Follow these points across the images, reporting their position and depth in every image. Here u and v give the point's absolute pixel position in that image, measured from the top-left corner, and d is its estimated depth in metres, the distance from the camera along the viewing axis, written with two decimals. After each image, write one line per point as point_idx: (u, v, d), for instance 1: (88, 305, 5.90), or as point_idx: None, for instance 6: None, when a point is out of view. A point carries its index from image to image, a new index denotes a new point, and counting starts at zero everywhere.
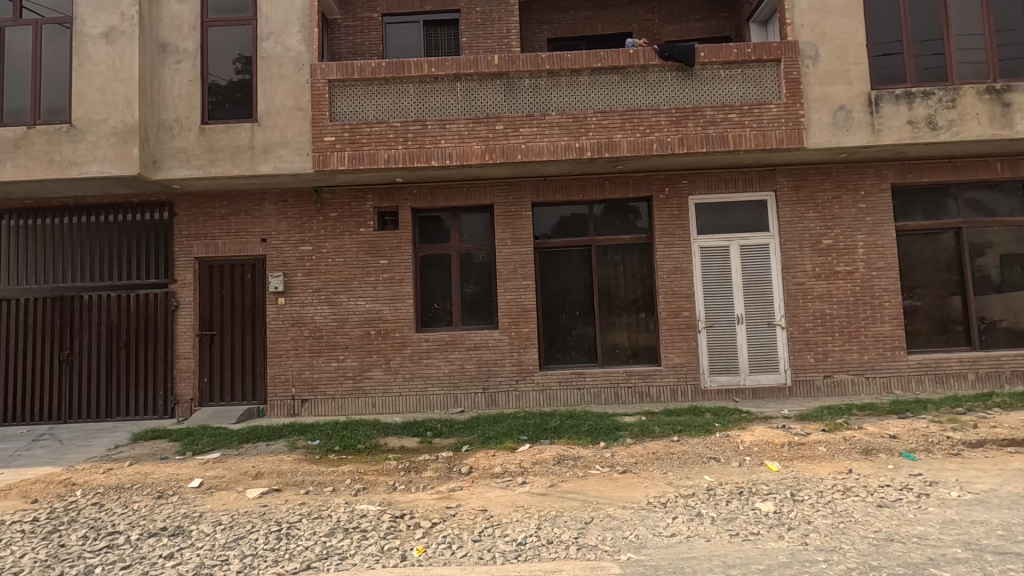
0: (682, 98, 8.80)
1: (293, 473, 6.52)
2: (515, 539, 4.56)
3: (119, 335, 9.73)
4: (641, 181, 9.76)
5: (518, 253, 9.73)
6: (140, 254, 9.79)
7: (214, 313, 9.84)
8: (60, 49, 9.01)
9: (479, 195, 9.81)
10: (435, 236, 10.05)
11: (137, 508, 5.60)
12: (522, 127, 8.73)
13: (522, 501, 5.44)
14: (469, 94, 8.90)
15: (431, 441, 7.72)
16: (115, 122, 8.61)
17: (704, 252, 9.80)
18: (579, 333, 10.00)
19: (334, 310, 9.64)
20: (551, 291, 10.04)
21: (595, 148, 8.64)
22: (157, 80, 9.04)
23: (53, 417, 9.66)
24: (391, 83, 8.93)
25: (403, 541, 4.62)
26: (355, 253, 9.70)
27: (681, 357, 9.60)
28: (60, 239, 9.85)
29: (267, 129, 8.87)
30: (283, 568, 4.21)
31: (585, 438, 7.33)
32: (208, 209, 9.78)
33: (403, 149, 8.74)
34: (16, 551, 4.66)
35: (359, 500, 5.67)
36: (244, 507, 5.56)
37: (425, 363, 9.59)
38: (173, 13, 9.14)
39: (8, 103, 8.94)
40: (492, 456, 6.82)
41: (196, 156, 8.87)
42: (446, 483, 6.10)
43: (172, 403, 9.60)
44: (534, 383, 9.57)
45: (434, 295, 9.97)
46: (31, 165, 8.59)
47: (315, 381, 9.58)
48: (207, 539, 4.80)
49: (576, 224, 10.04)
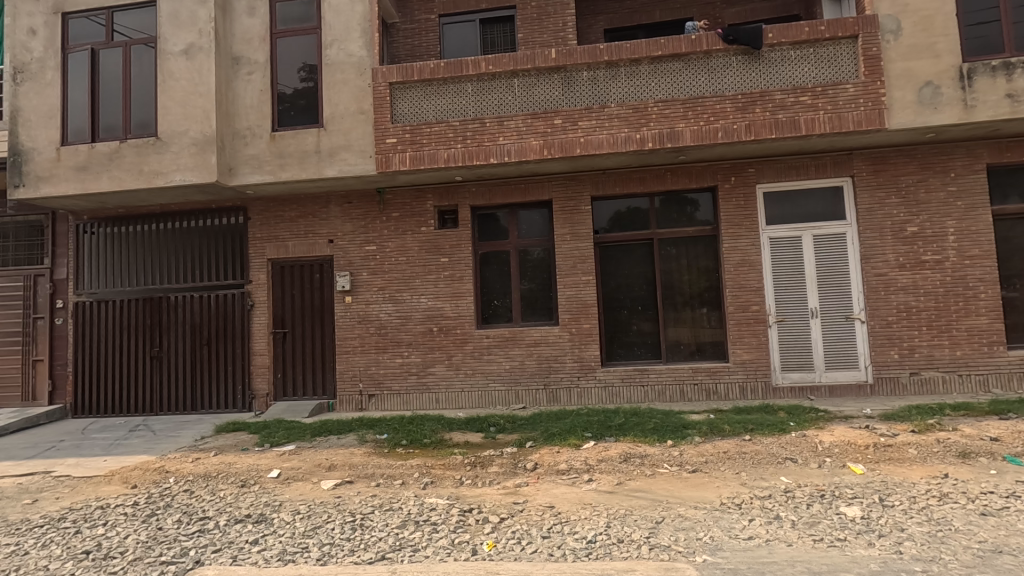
0: (749, 82, 8.42)
1: (364, 466, 6.74)
2: (585, 536, 4.51)
3: (202, 333, 10.37)
4: (705, 171, 9.43)
5: (578, 248, 9.63)
6: (220, 257, 10.39)
7: (286, 312, 10.29)
8: (146, 67, 9.68)
9: (538, 191, 9.77)
10: (494, 233, 10.11)
11: (223, 495, 5.95)
12: (581, 120, 8.61)
13: (589, 499, 5.38)
14: (527, 90, 8.87)
15: (495, 437, 7.78)
16: (195, 132, 9.17)
17: (773, 243, 9.35)
18: (641, 329, 9.78)
19: (398, 307, 9.89)
20: (612, 286, 9.87)
21: (657, 139, 8.41)
22: (232, 91, 9.54)
23: (145, 409, 10.43)
24: (450, 83, 9.04)
25: (473, 536, 4.66)
26: (417, 252, 9.90)
27: (750, 353, 9.22)
28: (149, 244, 10.58)
29: (333, 133, 9.18)
30: (359, 558, 4.33)
31: (651, 436, 7.17)
32: (279, 213, 10.24)
33: (462, 148, 8.82)
34: (121, 532, 5.05)
35: (428, 493, 5.79)
36: (319, 498, 5.79)
37: (487, 360, 9.67)
38: (245, 27, 9.61)
39: (102, 120, 9.69)
40: (557, 453, 6.79)
41: (268, 162, 9.30)
42: (512, 479, 6.12)
43: (250, 397, 10.16)
44: (596, 380, 9.46)
45: (494, 292, 10.02)
46: (123, 176, 9.29)
47: (381, 376, 9.86)
48: (288, 527, 5.03)
49: (636, 217, 9.82)
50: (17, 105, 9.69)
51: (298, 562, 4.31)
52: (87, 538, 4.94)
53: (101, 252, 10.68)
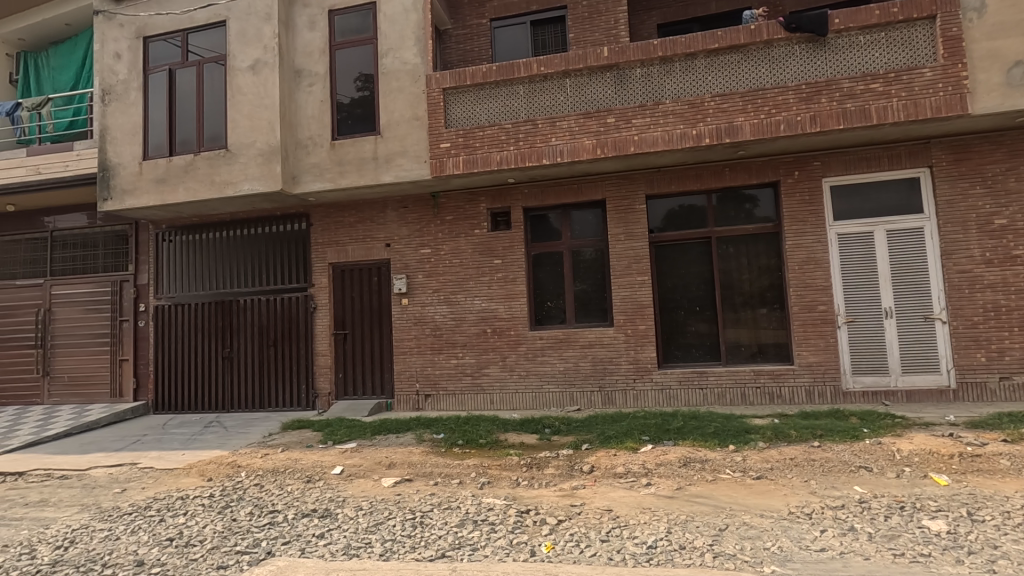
0: (813, 71, 8.05)
1: (422, 465, 6.88)
2: (645, 541, 4.42)
3: (269, 334, 10.87)
4: (766, 166, 9.07)
5: (632, 248, 9.48)
6: (285, 261, 10.89)
7: (346, 314, 10.65)
8: (217, 83, 10.27)
9: (590, 191, 9.68)
10: (547, 234, 10.09)
11: (291, 490, 6.22)
12: (634, 118, 8.48)
13: (649, 503, 5.27)
14: (579, 89, 8.82)
15: (550, 439, 7.75)
16: (261, 143, 9.65)
17: (842, 239, 8.88)
18: (698, 331, 9.51)
19: (452, 309, 10.04)
20: (668, 287, 9.64)
21: (714, 135, 8.16)
22: (294, 103, 9.98)
23: (218, 406, 11.05)
24: (502, 86, 9.10)
25: (531, 537, 4.66)
26: (470, 254, 10.02)
27: (817, 355, 8.78)
28: (220, 250, 11.21)
29: (389, 140, 9.44)
30: (420, 554, 4.41)
31: (712, 440, 6.95)
32: (339, 219, 10.63)
33: (515, 150, 8.86)
34: (199, 521, 5.37)
35: (485, 493, 5.84)
36: (380, 495, 5.94)
37: (540, 361, 9.66)
38: (305, 41, 10.02)
39: (178, 135, 10.34)
40: (614, 456, 6.71)
41: (328, 170, 9.66)
42: (569, 482, 6.08)
43: (313, 396, 10.57)
44: (652, 382, 9.27)
45: (547, 293, 10.00)
46: (197, 187, 9.89)
47: (437, 377, 10.04)
48: (352, 522, 5.20)
49: (693, 215, 9.56)
50: (105, 125, 10.51)
51: (362, 557, 4.43)
52: (170, 526, 5.28)
53: (178, 258, 11.39)
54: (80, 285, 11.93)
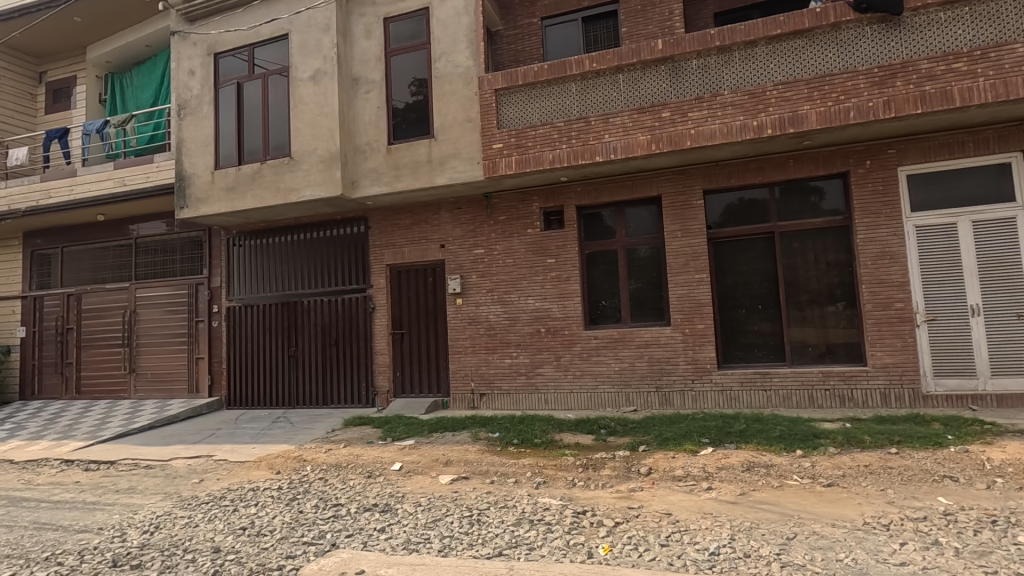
0: (887, 53, 7.55)
1: (478, 463, 6.96)
2: (707, 548, 4.28)
3: (331, 334, 11.29)
4: (834, 156, 8.59)
5: (689, 245, 9.21)
6: (345, 263, 11.29)
7: (402, 314, 10.91)
8: (281, 94, 10.76)
9: (645, 188, 9.48)
10: (600, 232, 9.96)
11: (353, 485, 6.43)
12: (691, 111, 8.23)
13: (709, 508, 5.10)
14: (632, 85, 8.65)
15: (606, 440, 7.65)
16: (322, 151, 10.05)
17: (921, 232, 8.29)
18: (760, 330, 9.12)
19: (506, 309, 10.09)
20: (728, 284, 9.30)
21: (777, 125, 7.80)
22: (352, 110, 10.31)
23: (284, 402, 11.57)
24: (553, 84, 9.06)
25: (588, 538, 4.61)
26: (524, 254, 10.04)
27: (893, 356, 8.24)
28: (284, 253, 11.73)
29: (443, 142, 9.60)
30: (477, 552, 4.46)
31: (777, 444, 6.67)
32: (395, 221, 10.91)
33: (567, 149, 8.80)
34: (269, 512, 5.65)
35: (541, 493, 5.82)
36: (438, 492, 6.06)
37: (595, 361, 9.56)
38: (362, 49, 10.33)
39: (246, 144, 10.90)
40: (672, 458, 6.56)
41: (385, 174, 9.93)
42: (626, 483, 5.98)
43: (372, 393, 10.90)
44: (712, 383, 8.98)
45: (602, 292, 9.87)
46: (264, 194, 10.40)
47: (491, 376, 10.13)
48: (411, 517, 5.32)
49: (754, 209, 9.19)
50: (181, 137, 11.23)
51: (421, 552, 4.52)
52: (243, 516, 5.58)
53: (247, 262, 12.03)
54: (160, 288, 12.79)
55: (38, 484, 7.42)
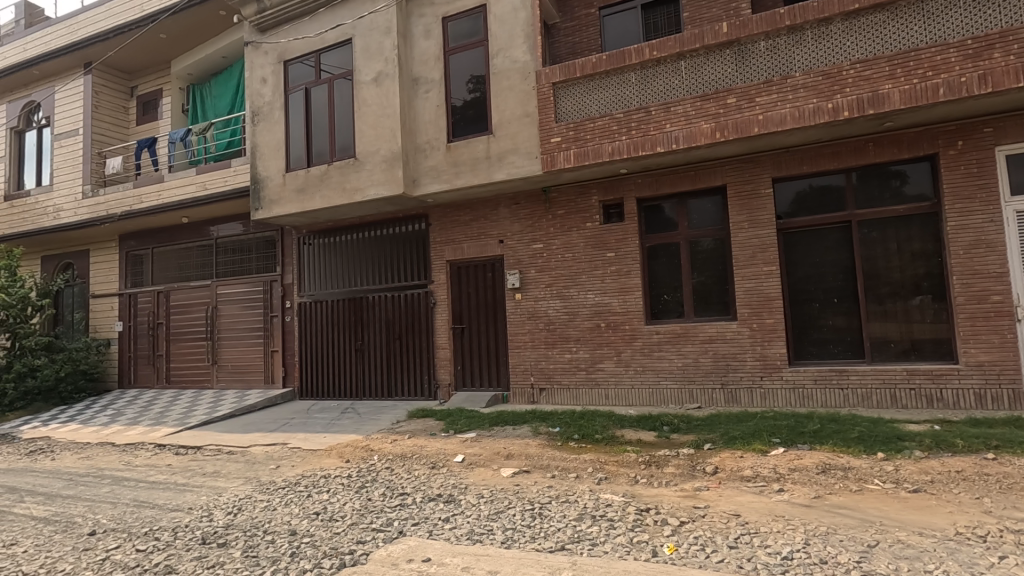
0: (982, 23, 6.94)
1: (539, 457, 6.99)
2: (779, 552, 4.11)
3: (394, 328, 11.64)
4: (920, 137, 7.96)
5: (757, 236, 8.82)
6: (407, 260, 11.59)
7: (463, 309, 11.09)
8: (346, 96, 11.15)
9: (709, 177, 9.15)
10: (662, 224, 9.71)
11: (418, 474, 6.63)
12: (759, 96, 7.88)
13: (781, 511, 4.89)
14: (695, 71, 8.36)
15: (669, 437, 7.49)
16: (385, 151, 10.36)
17: (1022, 217, 7.56)
18: (836, 325, 8.62)
19: (565, 303, 10.04)
20: (800, 277, 8.83)
21: (855, 106, 7.32)
22: (413, 109, 10.56)
23: (351, 394, 12.05)
24: (612, 75, 8.90)
25: (652, 537, 4.52)
26: (583, 248, 9.94)
27: (989, 354, 7.57)
28: (350, 251, 12.19)
29: (501, 138, 9.65)
30: (540, 545, 4.48)
31: (856, 446, 6.30)
32: (455, 218, 11.09)
33: (627, 140, 8.63)
34: (340, 498, 5.92)
35: (603, 489, 5.77)
36: (500, 484, 6.13)
37: (657, 357, 9.36)
38: (422, 49, 10.54)
39: (314, 147, 11.39)
40: (740, 458, 6.34)
41: (445, 171, 10.12)
42: (691, 482, 5.82)
43: (434, 386, 11.15)
44: (782, 381, 8.58)
45: (663, 286, 9.64)
46: (331, 194, 10.84)
47: (551, 371, 10.14)
48: (474, 508, 5.41)
49: (829, 197, 8.67)
50: (255, 142, 11.87)
51: (485, 543, 4.60)
52: (316, 501, 5.87)
53: (316, 260, 12.59)
54: (238, 285, 13.61)
55: (136, 465, 8.12)
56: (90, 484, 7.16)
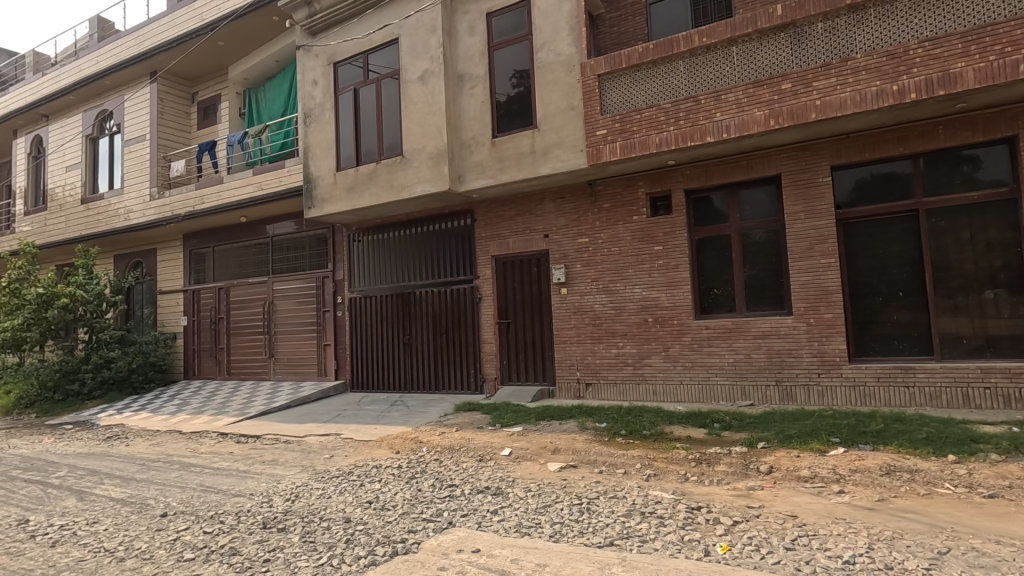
0: None
1: (586, 452, 6.95)
2: (840, 556, 3.94)
3: (441, 323, 11.81)
4: (997, 118, 7.42)
5: (814, 227, 8.45)
6: (453, 255, 11.73)
7: (508, 303, 11.13)
8: (393, 95, 11.36)
9: (762, 167, 8.83)
10: (712, 216, 9.44)
11: (466, 467, 6.72)
12: (816, 80, 7.53)
13: (841, 513, 4.69)
14: (748, 56, 8.07)
15: (720, 434, 7.31)
16: (431, 148, 10.50)
17: None
18: (901, 320, 8.18)
19: (612, 298, 9.92)
20: (861, 269, 8.41)
21: (923, 88, 6.88)
22: (458, 106, 10.65)
23: (400, 387, 12.32)
24: (659, 64, 8.70)
25: (703, 535, 4.43)
26: (629, 242, 9.80)
27: None
28: (398, 246, 12.44)
29: (546, 132, 9.61)
30: (589, 540, 4.46)
31: (923, 447, 5.97)
32: (500, 213, 11.14)
33: (675, 130, 8.43)
34: (391, 488, 6.07)
35: (652, 485, 5.69)
36: (547, 478, 6.14)
37: (707, 353, 9.13)
38: (466, 46, 10.61)
39: (363, 146, 11.67)
40: (796, 458, 6.13)
41: (490, 167, 10.17)
42: (744, 481, 5.66)
43: (481, 380, 11.27)
44: (842, 378, 8.22)
45: (713, 279, 9.37)
46: (379, 192, 11.09)
47: (597, 366, 10.06)
48: (522, 501, 5.45)
49: (893, 184, 8.21)
50: (307, 143, 12.27)
51: (533, 536, 4.62)
52: (369, 490, 6.05)
53: (365, 256, 12.92)
54: (293, 281, 14.14)
55: (202, 452, 8.60)
56: (161, 469, 7.63)
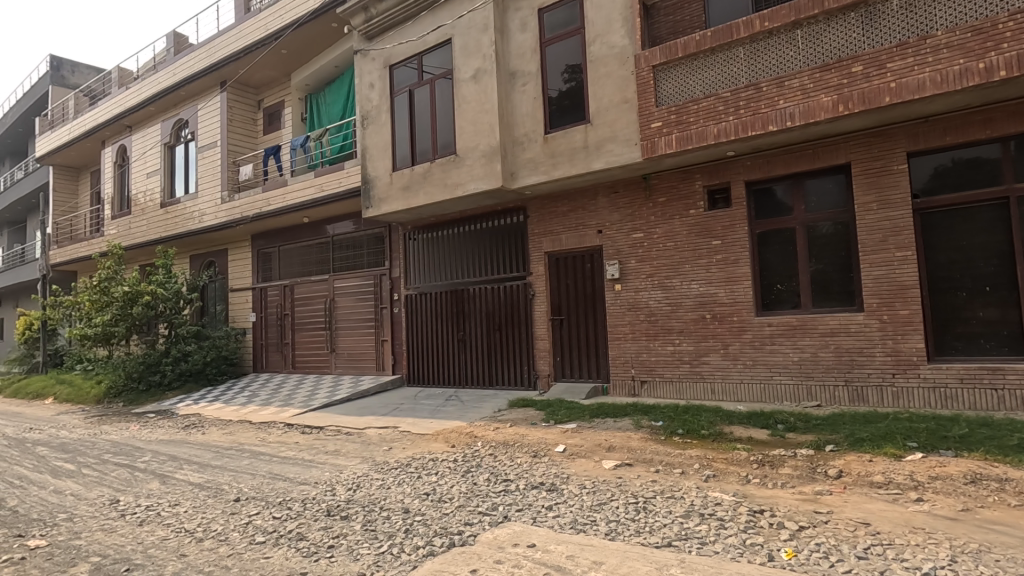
0: None
1: (642, 451, 6.84)
2: (918, 568, 3.71)
3: (495, 319, 11.91)
4: None
5: (888, 218, 7.95)
6: (506, 252, 11.81)
7: (561, 300, 11.09)
8: (447, 95, 11.52)
9: (830, 155, 8.37)
10: (774, 208, 9.05)
11: (520, 462, 6.75)
12: (890, 61, 7.07)
13: (920, 523, 4.40)
14: (813, 39, 7.68)
15: (784, 436, 7.01)
16: (484, 146, 10.60)
17: None
18: (987, 317, 7.56)
19: (668, 294, 9.70)
20: (942, 262, 7.82)
21: (1013, 64, 6.33)
22: (510, 103, 10.68)
23: (455, 382, 12.53)
24: (717, 52, 8.41)
25: (767, 540, 4.27)
26: (686, 236, 9.54)
27: None
28: (452, 244, 12.64)
29: (599, 127, 9.50)
30: (646, 540, 4.40)
31: (1014, 455, 5.52)
32: (553, 209, 11.11)
33: (735, 120, 8.13)
34: (448, 481, 6.20)
35: (711, 487, 5.53)
36: (602, 476, 6.09)
37: (770, 351, 8.78)
38: (518, 43, 10.63)
39: (418, 145, 11.90)
40: (868, 462, 5.80)
41: (543, 163, 10.15)
42: (811, 485, 5.41)
43: (534, 377, 11.30)
44: (919, 379, 7.70)
45: (776, 274, 8.98)
46: (434, 190, 11.30)
47: (652, 363, 9.87)
48: (577, 498, 5.43)
49: (978, 170, 7.60)
50: (365, 144, 12.64)
51: (589, 533, 4.60)
52: (426, 482, 6.20)
53: (421, 254, 13.20)
54: (352, 279, 14.63)
55: (270, 441, 9.07)
56: (234, 456, 8.10)
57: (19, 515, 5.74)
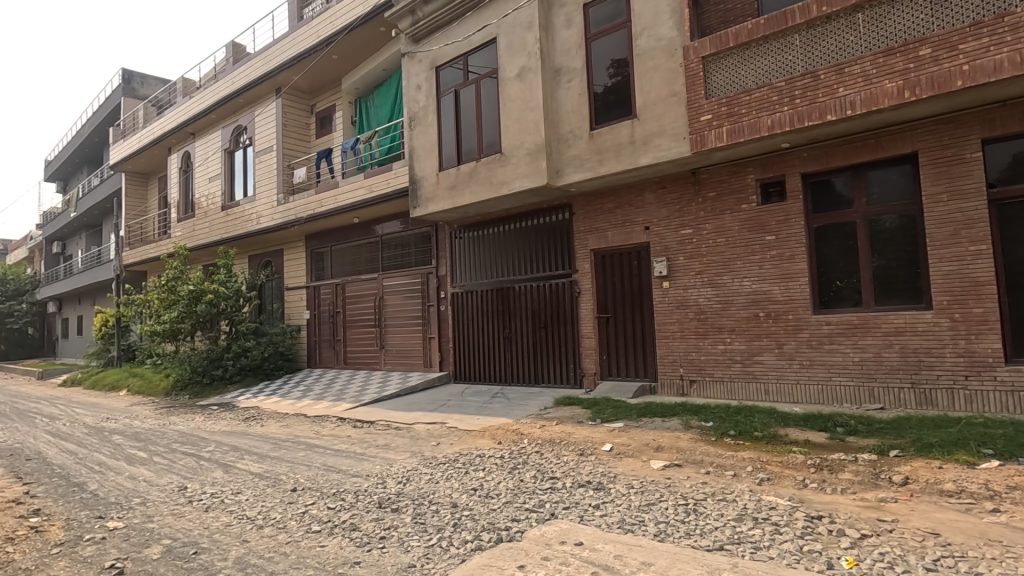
0: None
1: (691, 452, 6.69)
2: None
3: (540, 316, 11.91)
4: None
5: (959, 210, 7.47)
6: (552, 249, 11.78)
7: (608, 297, 10.98)
8: (492, 93, 11.59)
9: (895, 145, 7.93)
10: (833, 201, 8.65)
11: (567, 460, 6.73)
12: (963, 42, 6.63)
13: (996, 535, 4.12)
14: (877, 22, 7.29)
15: (845, 439, 6.70)
16: (529, 144, 10.61)
17: None
18: None
19: (718, 292, 9.44)
20: (1021, 257, 7.28)
21: None
22: (555, 100, 10.64)
23: (500, 379, 12.62)
24: (771, 40, 8.12)
25: (826, 547, 4.10)
26: (737, 232, 9.25)
27: None
28: (497, 242, 12.72)
29: (646, 121, 9.33)
30: (696, 542, 4.30)
31: None
32: (599, 206, 10.99)
33: (790, 110, 7.82)
34: (495, 477, 6.25)
35: (765, 490, 5.35)
36: (650, 476, 5.99)
37: (828, 350, 8.41)
38: (563, 39, 10.57)
39: (464, 145, 12.03)
40: (938, 469, 5.47)
41: (588, 160, 10.07)
42: (874, 492, 5.15)
43: (580, 375, 11.23)
44: (995, 382, 7.19)
45: (835, 270, 8.58)
46: (479, 189, 11.40)
47: (702, 362, 9.63)
48: (624, 498, 5.36)
49: None
50: (413, 145, 12.88)
51: (637, 533, 4.55)
52: (474, 478, 6.28)
53: (467, 252, 13.34)
54: (400, 277, 14.94)
55: (324, 435, 9.40)
56: (290, 448, 8.45)
57: (99, 497, 6.20)
